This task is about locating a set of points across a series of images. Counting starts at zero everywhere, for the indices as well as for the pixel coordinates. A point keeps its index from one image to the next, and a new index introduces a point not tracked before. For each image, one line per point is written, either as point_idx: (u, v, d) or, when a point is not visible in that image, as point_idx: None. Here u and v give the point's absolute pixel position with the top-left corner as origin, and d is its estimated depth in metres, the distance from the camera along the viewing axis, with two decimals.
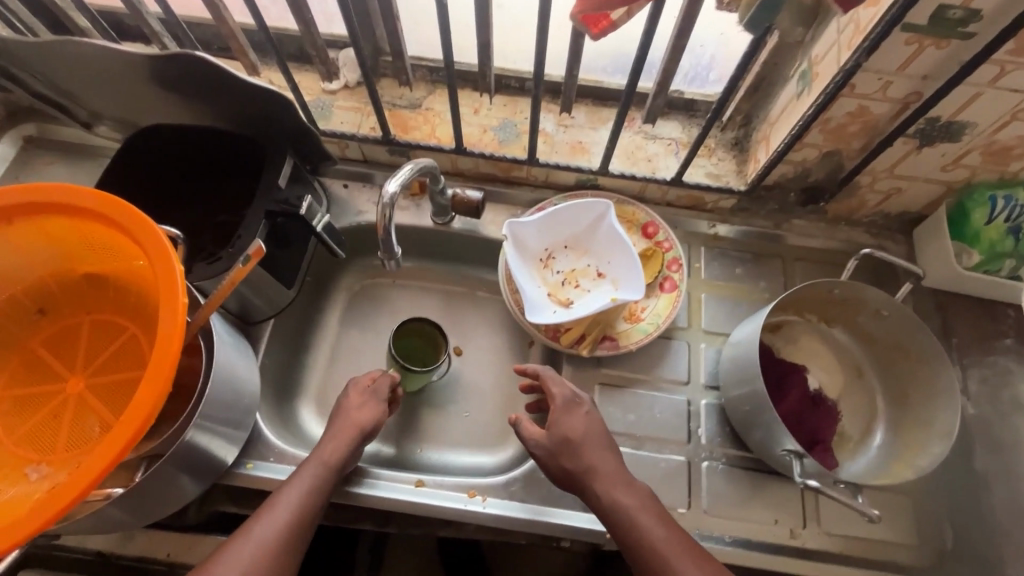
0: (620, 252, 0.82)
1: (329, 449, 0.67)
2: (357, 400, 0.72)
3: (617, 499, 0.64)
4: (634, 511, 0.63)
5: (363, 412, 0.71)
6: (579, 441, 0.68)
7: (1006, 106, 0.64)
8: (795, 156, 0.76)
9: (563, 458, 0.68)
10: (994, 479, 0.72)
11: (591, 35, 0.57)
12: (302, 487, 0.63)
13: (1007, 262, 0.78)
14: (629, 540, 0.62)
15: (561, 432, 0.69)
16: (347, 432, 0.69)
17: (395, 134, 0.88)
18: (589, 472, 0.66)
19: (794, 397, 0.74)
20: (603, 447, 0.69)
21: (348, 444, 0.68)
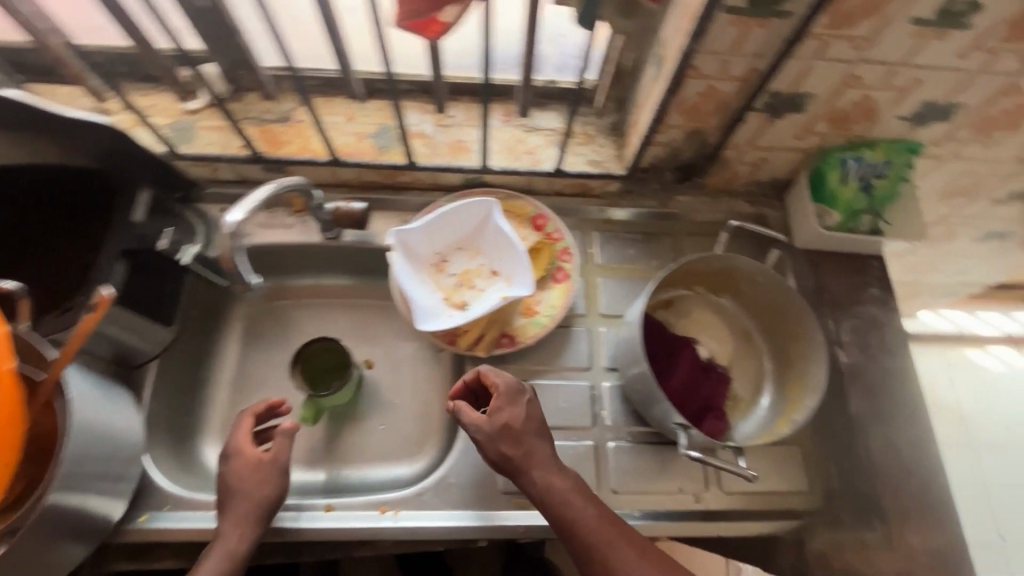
0: (510, 249, 0.82)
1: (234, 541, 0.65)
2: (255, 469, 0.69)
3: (554, 484, 0.66)
4: (567, 493, 0.65)
5: (264, 488, 0.68)
6: (522, 429, 0.68)
7: (837, 76, 0.67)
8: (662, 137, 0.79)
9: (504, 444, 0.68)
10: (870, 421, 0.78)
11: (432, 38, 0.56)
12: None
13: (864, 218, 0.84)
14: (564, 522, 0.64)
15: (504, 419, 0.69)
16: (246, 516, 0.67)
17: (266, 150, 0.84)
18: (529, 458, 0.67)
19: (684, 369, 0.77)
20: (538, 434, 0.69)
21: (250, 530, 0.66)
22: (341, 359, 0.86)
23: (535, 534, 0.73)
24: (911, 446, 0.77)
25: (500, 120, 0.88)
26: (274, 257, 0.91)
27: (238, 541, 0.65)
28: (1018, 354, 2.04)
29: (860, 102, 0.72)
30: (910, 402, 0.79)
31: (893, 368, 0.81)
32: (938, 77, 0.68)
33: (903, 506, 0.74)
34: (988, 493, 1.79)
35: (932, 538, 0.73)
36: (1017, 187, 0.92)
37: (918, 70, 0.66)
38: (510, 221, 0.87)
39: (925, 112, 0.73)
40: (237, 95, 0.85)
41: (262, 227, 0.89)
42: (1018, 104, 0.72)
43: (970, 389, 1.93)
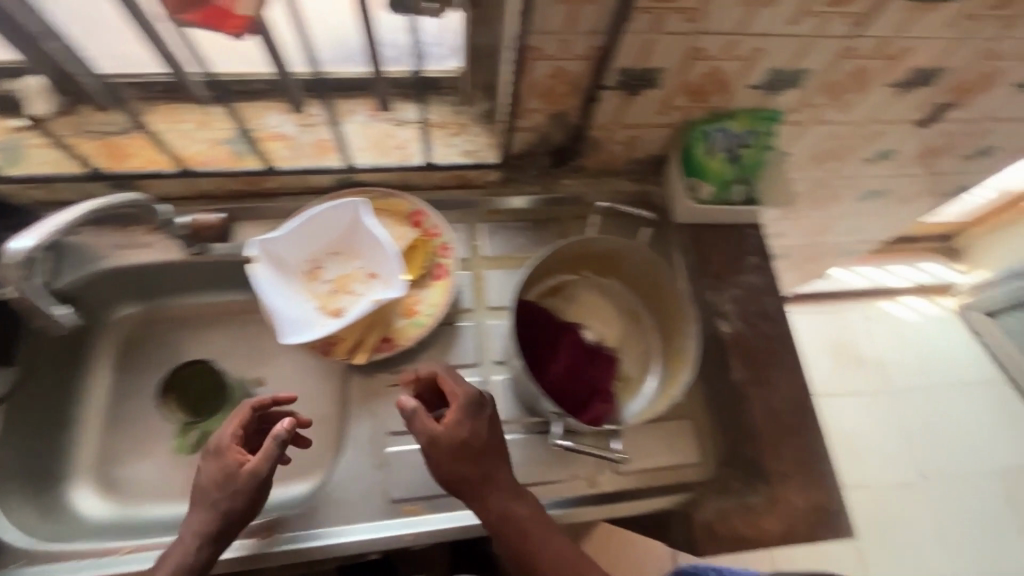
0: (383, 251, 0.79)
1: (195, 549, 0.61)
2: (228, 482, 0.63)
3: (512, 512, 0.65)
4: (525, 522, 0.65)
5: (233, 501, 0.63)
6: (483, 449, 0.66)
7: (680, 49, 0.67)
8: (525, 122, 0.77)
9: (461, 461, 0.65)
10: (751, 388, 0.79)
11: (234, 34, 0.55)
12: None
13: (736, 188, 0.85)
14: (517, 549, 0.65)
15: (465, 434, 0.66)
16: (207, 526, 0.62)
17: (108, 166, 0.77)
18: (487, 481, 0.65)
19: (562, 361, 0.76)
20: (500, 457, 0.67)
21: (212, 542, 0.62)
22: (216, 385, 0.79)
23: (424, 539, 0.72)
24: (789, 407, 0.79)
25: (367, 115, 0.84)
26: (137, 280, 0.85)
27: (199, 551, 0.62)
28: (930, 304, 2.09)
29: (710, 75, 0.72)
30: (789, 365, 0.81)
31: (772, 333, 0.83)
32: (776, 45, 0.68)
33: (784, 468, 0.76)
34: (909, 435, 1.89)
35: (811, 495, 0.75)
36: (882, 147, 0.95)
37: (755, 39, 0.67)
38: (386, 219, 0.84)
39: (774, 80, 0.74)
40: (70, 107, 0.78)
41: (118, 248, 0.82)
42: (858, 67, 0.74)
43: (887, 340, 2.03)
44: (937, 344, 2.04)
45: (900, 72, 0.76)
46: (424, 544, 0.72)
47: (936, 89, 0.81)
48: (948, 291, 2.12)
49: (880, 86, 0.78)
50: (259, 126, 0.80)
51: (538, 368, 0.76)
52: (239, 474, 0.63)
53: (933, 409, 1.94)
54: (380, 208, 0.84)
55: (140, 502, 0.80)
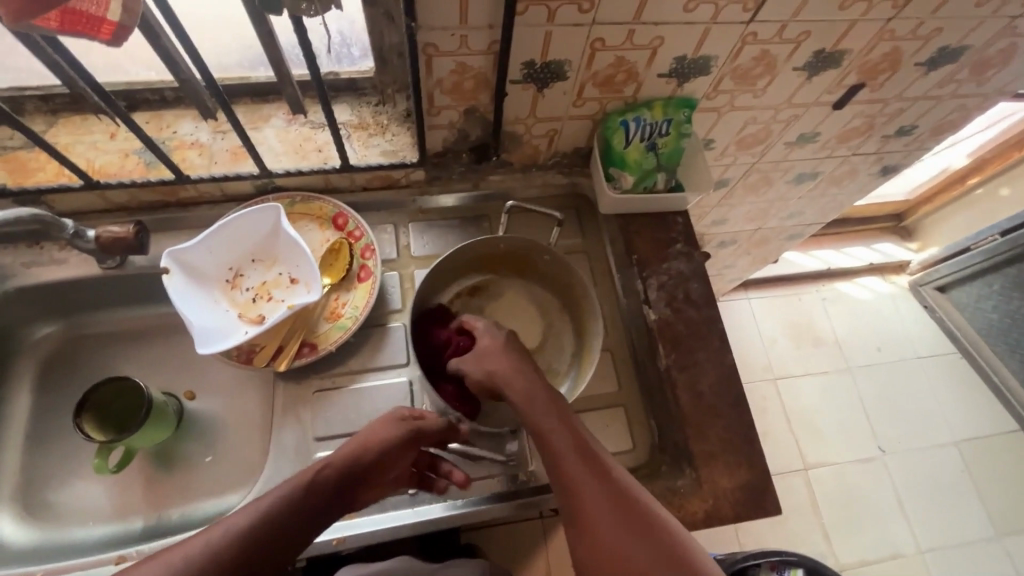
0: (302, 255, 0.79)
1: (317, 474, 0.63)
2: (391, 444, 0.66)
3: (533, 397, 0.67)
4: (552, 407, 0.66)
5: (379, 448, 0.66)
6: (497, 348, 0.71)
7: (581, 40, 0.67)
8: (439, 119, 0.77)
9: (483, 361, 0.70)
10: (678, 373, 0.80)
11: (108, 42, 0.53)
12: (260, 505, 0.60)
13: (658, 176, 0.85)
14: (550, 430, 0.64)
15: (483, 341, 0.73)
16: (343, 461, 0.64)
17: (12, 182, 0.75)
18: (505, 371, 0.69)
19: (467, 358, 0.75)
20: (539, 385, 0.68)
21: (337, 478, 0.64)
22: (135, 399, 0.79)
23: (350, 544, 0.70)
24: (716, 389, 0.80)
25: (284, 120, 0.83)
26: (53, 298, 0.83)
27: (316, 479, 0.63)
28: (884, 283, 2.14)
29: (617, 64, 0.72)
30: (715, 347, 0.82)
31: (698, 317, 0.84)
32: (675, 33, 0.69)
33: (711, 449, 0.77)
34: (868, 411, 1.94)
35: (738, 475, 0.76)
36: (802, 130, 0.96)
37: (654, 27, 0.67)
38: (308, 224, 0.84)
39: (681, 68, 0.75)
40: None
41: (29, 267, 0.80)
42: (762, 52, 0.75)
43: (844, 320, 2.07)
44: (893, 320, 2.09)
45: (804, 55, 0.77)
46: (351, 549, 0.71)
47: (844, 71, 0.83)
48: (901, 269, 2.18)
49: (787, 70, 0.80)
50: (174, 134, 0.81)
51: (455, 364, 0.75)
52: (403, 427, 0.68)
53: (890, 384, 1.99)
54: (301, 212, 0.84)
55: (67, 524, 0.78)
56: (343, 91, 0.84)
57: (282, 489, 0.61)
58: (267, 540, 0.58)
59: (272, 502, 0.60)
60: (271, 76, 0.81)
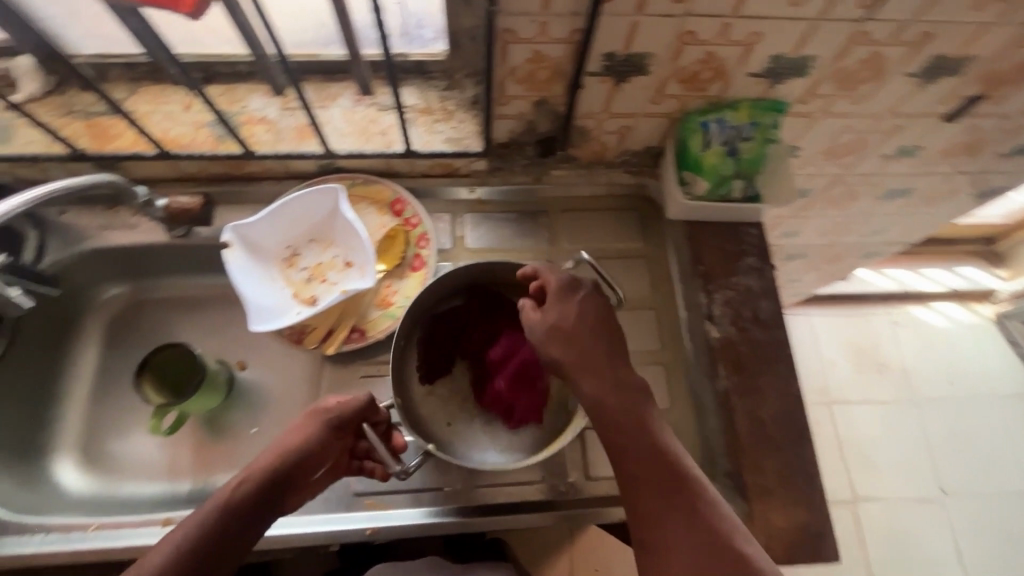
0: (359, 240, 0.79)
1: (237, 485, 0.60)
2: (314, 440, 0.64)
3: (606, 397, 0.64)
4: (627, 409, 0.63)
5: (294, 444, 0.64)
6: (571, 328, 0.67)
7: (670, 33, 0.62)
8: (508, 109, 0.74)
9: (555, 341, 0.67)
10: (737, 397, 0.75)
11: (192, 15, 0.56)
12: (192, 522, 0.57)
13: (735, 184, 0.79)
14: (627, 436, 0.62)
15: (558, 314, 0.68)
16: (259, 466, 0.62)
17: (92, 147, 0.78)
18: (578, 359, 0.65)
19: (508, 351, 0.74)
20: (614, 383, 0.65)
21: (258, 482, 0.61)
22: (191, 367, 0.81)
23: (383, 535, 0.70)
24: (777, 419, 0.74)
25: (351, 101, 0.82)
26: (122, 261, 0.86)
27: (236, 489, 0.60)
28: (964, 311, 1.97)
29: (705, 60, 0.67)
30: (780, 373, 0.76)
31: (764, 338, 0.78)
32: (776, 29, 0.63)
33: (768, 483, 0.71)
34: (931, 447, 1.79)
35: (793, 515, 0.70)
36: (902, 143, 0.87)
37: (753, 21, 0.61)
38: (366, 207, 0.83)
39: (777, 68, 0.69)
40: (62, 89, 0.80)
41: (103, 229, 0.83)
42: (873, 54, 0.67)
43: (913, 347, 1.92)
44: (970, 353, 1.92)
45: (920, 60, 0.69)
46: (383, 540, 0.70)
47: (964, 80, 0.74)
48: (985, 298, 1.99)
49: (898, 76, 0.71)
50: (243, 109, 0.81)
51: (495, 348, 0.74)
52: (317, 421, 0.66)
53: (960, 421, 1.83)
54: (360, 194, 0.83)
55: (121, 478, 0.82)
56: (411, 73, 0.82)
57: (195, 519, 0.57)
58: (203, 554, 0.55)
59: (186, 534, 0.56)
60: (342, 56, 0.80)
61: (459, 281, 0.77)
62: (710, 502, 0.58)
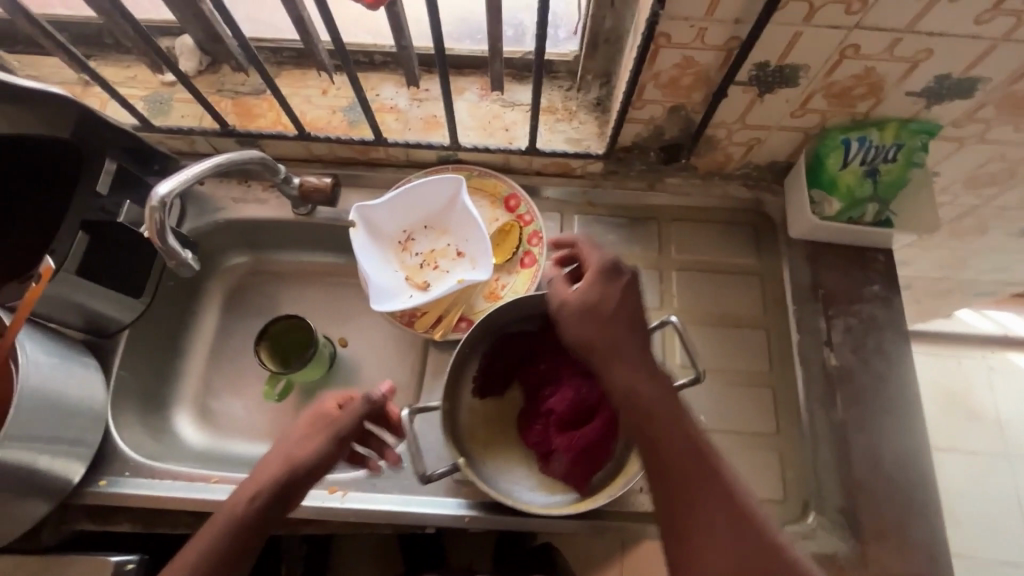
0: (474, 230, 0.80)
1: (247, 497, 0.60)
2: (319, 450, 0.64)
3: (641, 389, 0.55)
4: (662, 403, 0.55)
5: (303, 453, 0.64)
6: (610, 313, 0.58)
7: (832, 45, 0.60)
8: (640, 113, 0.73)
9: (588, 324, 0.58)
10: (853, 430, 0.72)
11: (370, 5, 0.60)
12: (207, 537, 0.58)
13: (868, 207, 0.76)
14: (658, 432, 0.53)
15: (594, 296, 0.59)
16: (269, 475, 0.62)
17: (238, 124, 0.83)
18: (615, 347, 0.57)
19: (567, 397, 0.68)
20: (649, 372, 0.56)
21: (270, 493, 0.61)
22: (304, 335, 0.85)
23: (481, 524, 0.70)
24: (897, 458, 0.70)
25: (477, 95, 0.84)
26: (247, 232, 0.91)
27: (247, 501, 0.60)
28: None
29: (862, 76, 0.64)
30: (902, 410, 0.72)
31: (887, 371, 0.74)
32: (951, 47, 0.59)
33: (883, 525, 0.68)
34: None
35: (910, 563, 0.66)
36: None
37: (925, 38, 0.58)
38: (480, 200, 0.84)
39: (939, 88, 0.65)
40: (214, 68, 0.86)
41: (235, 202, 0.88)
42: None
43: (1012, 397, 1.76)
44: None
45: None
46: (480, 529, 0.70)
47: None
48: None
49: None
50: (376, 97, 0.84)
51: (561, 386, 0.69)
52: (325, 426, 0.66)
53: None
54: (475, 187, 0.85)
55: (230, 438, 0.86)
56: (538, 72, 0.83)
57: (210, 536, 0.58)
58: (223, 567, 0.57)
59: (208, 548, 0.57)
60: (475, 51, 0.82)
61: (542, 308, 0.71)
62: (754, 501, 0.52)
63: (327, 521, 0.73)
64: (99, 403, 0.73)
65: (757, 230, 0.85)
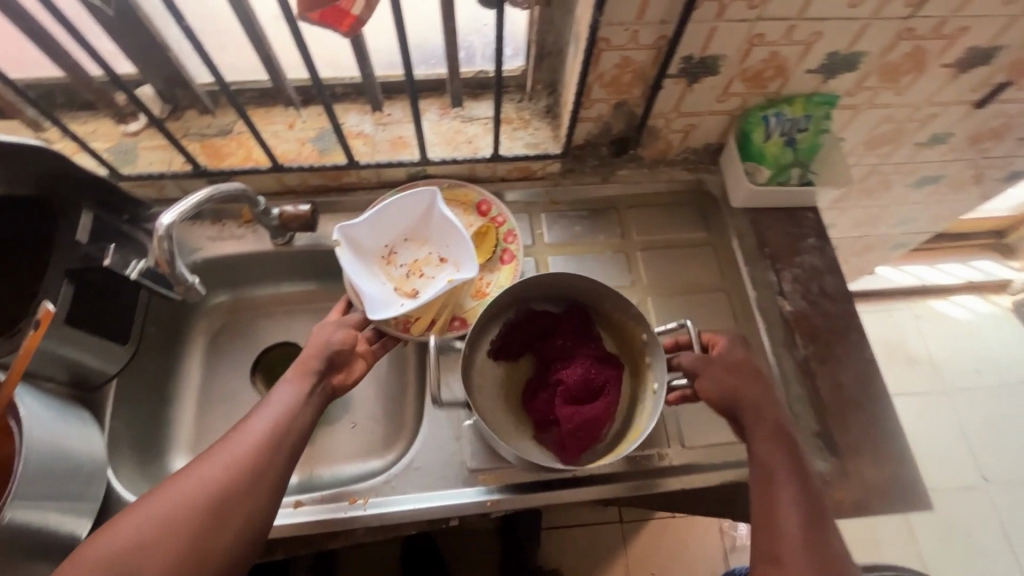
0: (454, 235, 0.85)
1: (290, 374, 0.68)
2: (337, 335, 0.73)
3: (772, 431, 0.65)
4: (788, 450, 0.64)
5: (330, 336, 0.73)
6: (749, 373, 0.69)
7: (742, 36, 0.71)
8: (590, 113, 0.82)
9: (728, 378, 0.68)
10: (816, 364, 0.81)
11: (344, 33, 0.59)
12: (267, 408, 0.64)
13: (793, 171, 0.87)
14: (778, 469, 0.62)
15: (732, 357, 0.70)
16: (306, 356, 0.70)
17: (209, 164, 0.85)
18: (752, 398, 0.67)
19: (579, 373, 0.72)
20: (774, 425, 0.65)
21: (309, 367, 0.68)
22: None
23: (502, 506, 0.74)
24: (855, 382, 0.80)
25: (437, 114, 0.91)
26: (225, 270, 0.92)
27: (292, 378, 0.67)
28: (984, 302, 2.02)
29: (769, 59, 0.75)
30: (852, 341, 0.82)
31: (833, 310, 0.84)
32: (835, 29, 0.71)
33: (854, 440, 0.77)
34: (968, 436, 1.82)
35: (883, 471, 0.75)
36: (936, 130, 0.96)
37: (814, 23, 0.70)
38: (454, 209, 0.89)
39: (832, 64, 0.77)
40: (177, 114, 0.88)
41: (211, 241, 0.89)
42: (916, 48, 0.76)
43: (939, 339, 1.97)
44: (994, 342, 1.97)
45: (956, 52, 0.77)
46: (501, 511, 0.74)
47: (993, 68, 0.82)
48: (1004, 289, 2.03)
49: (938, 67, 0.80)
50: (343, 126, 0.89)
51: (570, 367, 0.73)
52: (340, 324, 0.77)
53: (994, 410, 1.86)
54: (447, 198, 0.90)
55: None
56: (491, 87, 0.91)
57: (279, 401, 0.65)
58: (285, 427, 0.63)
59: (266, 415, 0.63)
60: (431, 74, 0.89)
61: (573, 295, 0.79)
62: (841, 551, 0.59)
63: (350, 530, 0.74)
64: (100, 454, 0.71)
65: (704, 206, 0.95)
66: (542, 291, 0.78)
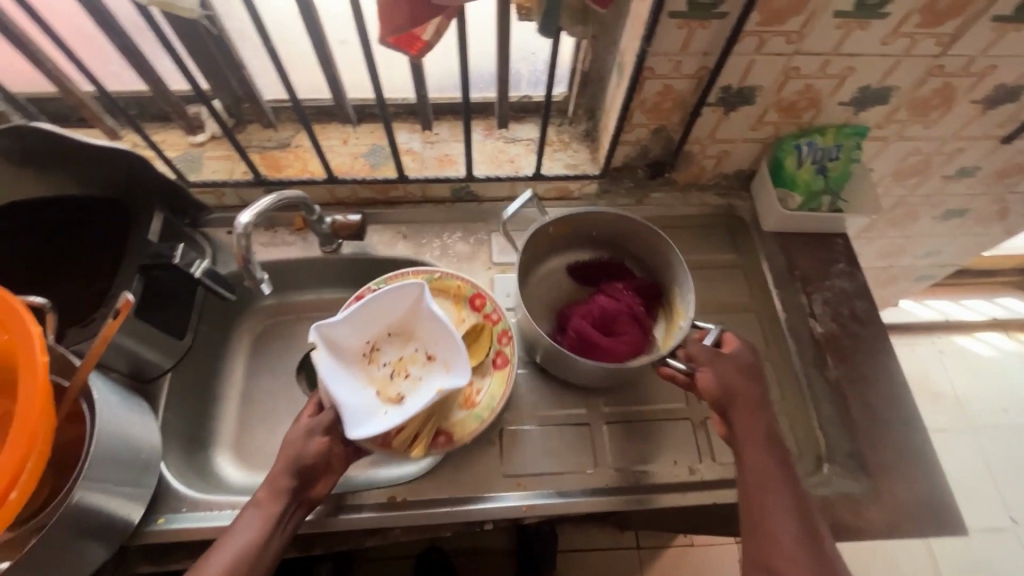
0: (446, 334, 0.75)
1: (264, 492, 0.65)
2: (312, 446, 0.68)
3: (762, 434, 0.65)
4: (779, 458, 0.64)
5: (306, 448, 0.67)
6: (745, 371, 0.69)
7: (779, 68, 0.75)
8: (629, 137, 0.87)
9: (725, 373, 0.68)
10: (847, 386, 0.82)
11: (413, 57, 0.64)
12: (239, 532, 0.62)
13: (823, 198, 0.91)
14: (771, 477, 0.62)
15: (734, 355, 0.70)
16: (282, 470, 0.66)
17: (268, 174, 0.90)
18: (745, 396, 0.67)
19: (614, 308, 0.78)
20: (766, 429, 0.66)
21: (283, 488, 0.65)
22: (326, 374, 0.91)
23: (536, 512, 0.75)
24: (886, 404, 0.81)
25: (482, 135, 0.96)
26: (273, 276, 0.96)
27: (264, 498, 0.64)
28: (1008, 339, 2.00)
29: (804, 92, 0.79)
30: (883, 364, 0.84)
31: (863, 333, 0.86)
32: (868, 64, 0.76)
33: (887, 462, 0.77)
34: (995, 475, 1.79)
35: (915, 492, 0.75)
36: (963, 164, 0.99)
37: (848, 58, 0.74)
38: (444, 303, 0.83)
39: (863, 97, 0.81)
40: (240, 127, 0.94)
41: (264, 246, 0.94)
42: (944, 85, 0.80)
43: (964, 375, 1.95)
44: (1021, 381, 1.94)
45: (984, 90, 0.81)
46: (535, 517, 0.76)
47: (1019, 106, 0.86)
48: None
49: (966, 103, 0.84)
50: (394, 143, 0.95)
51: (611, 304, 0.79)
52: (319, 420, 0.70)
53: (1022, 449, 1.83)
54: (436, 289, 0.84)
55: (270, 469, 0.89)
56: (534, 110, 0.96)
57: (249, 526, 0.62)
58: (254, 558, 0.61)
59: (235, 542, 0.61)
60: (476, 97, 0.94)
61: (659, 270, 0.85)
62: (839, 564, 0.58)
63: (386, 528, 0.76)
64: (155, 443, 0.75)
65: (735, 229, 0.98)
66: (639, 247, 0.85)
